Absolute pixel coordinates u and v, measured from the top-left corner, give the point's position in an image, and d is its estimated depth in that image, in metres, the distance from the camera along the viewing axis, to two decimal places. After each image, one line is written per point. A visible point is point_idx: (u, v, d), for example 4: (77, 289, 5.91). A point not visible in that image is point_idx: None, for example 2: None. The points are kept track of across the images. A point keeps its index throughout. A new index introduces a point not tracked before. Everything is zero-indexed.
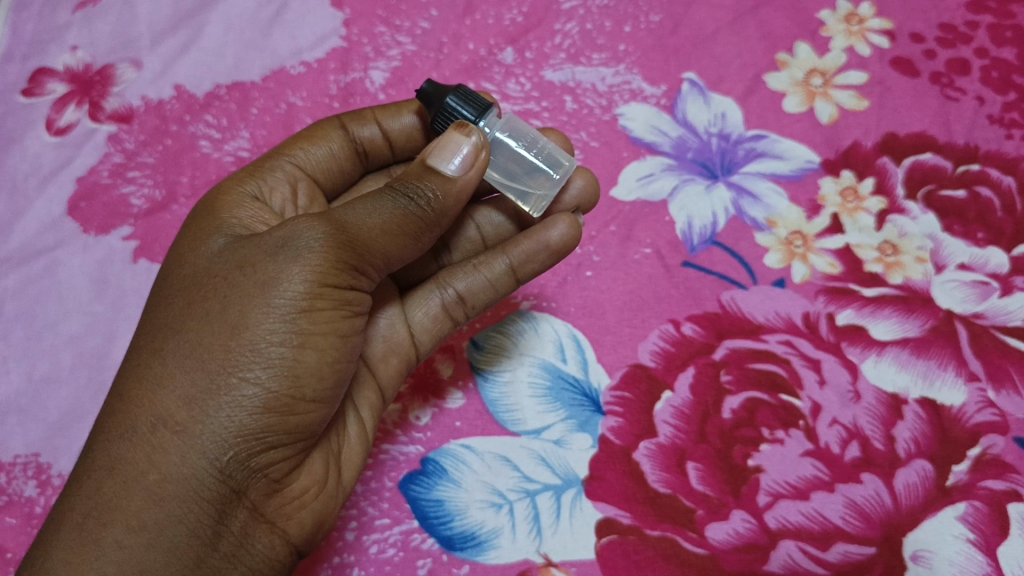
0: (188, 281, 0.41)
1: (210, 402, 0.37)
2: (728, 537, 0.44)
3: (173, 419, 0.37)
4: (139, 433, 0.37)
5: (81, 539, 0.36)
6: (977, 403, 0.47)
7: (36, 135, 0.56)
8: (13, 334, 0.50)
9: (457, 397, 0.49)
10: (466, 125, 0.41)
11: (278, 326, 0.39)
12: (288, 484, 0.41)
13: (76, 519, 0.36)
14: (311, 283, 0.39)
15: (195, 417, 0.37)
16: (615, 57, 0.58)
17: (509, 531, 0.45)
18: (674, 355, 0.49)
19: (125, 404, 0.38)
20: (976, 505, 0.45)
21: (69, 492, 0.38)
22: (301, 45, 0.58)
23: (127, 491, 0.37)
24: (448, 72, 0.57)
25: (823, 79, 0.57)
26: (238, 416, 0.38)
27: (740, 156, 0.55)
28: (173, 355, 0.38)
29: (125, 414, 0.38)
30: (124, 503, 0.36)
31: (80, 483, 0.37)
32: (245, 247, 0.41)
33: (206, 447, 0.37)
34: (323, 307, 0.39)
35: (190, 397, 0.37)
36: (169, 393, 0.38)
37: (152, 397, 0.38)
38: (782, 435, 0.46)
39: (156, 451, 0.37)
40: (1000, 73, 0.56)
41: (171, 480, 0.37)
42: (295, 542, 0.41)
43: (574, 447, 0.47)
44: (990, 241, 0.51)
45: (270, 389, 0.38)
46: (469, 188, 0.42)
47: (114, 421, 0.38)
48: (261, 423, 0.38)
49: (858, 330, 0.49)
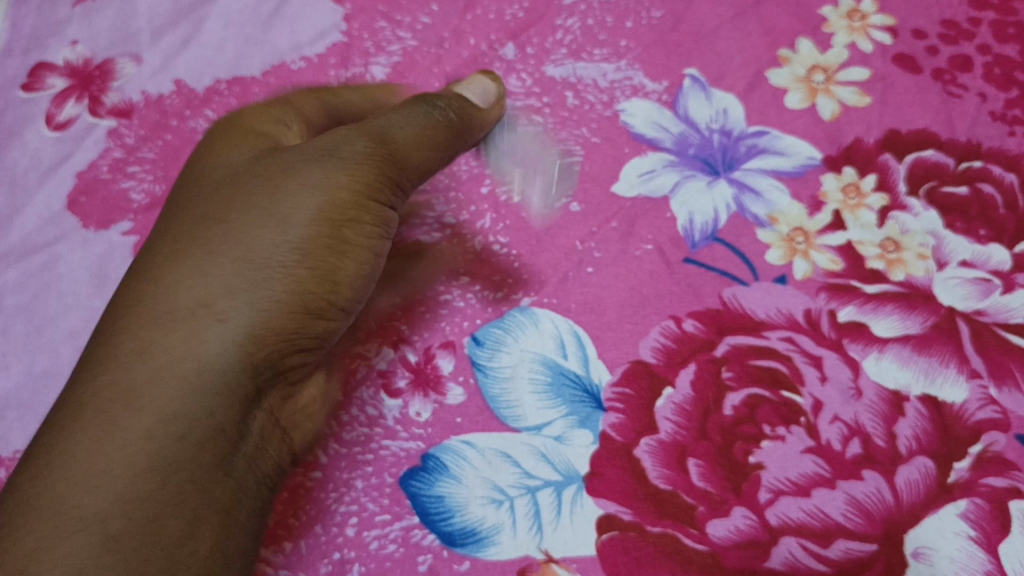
0: (214, 188, 0.46)
1: (246, 282, 0.43)
2: (729, 534, 0.44)
3: (207, 299, 0.42)
4: (178, 317, 0.41)
5: (76, 471, 0.38)
6: (978, 400, 0.47)
7: (36, 130, 0.56)
8: (13, 329, 0.50)
9: (457, 393, 0.48)
10: (491, 74, 0.55)
11: (302, 232, 0.44)
12: (299, 391, 0.46)
13: (98, 402, 0.39)
14: (342, 185, 0.45)
15: (231, 301, 0.42)
16: (616, 52, 0.57)
17: (510, 527, 0.45)
18: (674, 351, 0.49)
19: (153, 290, 0.42)
20: (977, 503, 0.45)
21: (81, 377, 0.40)
22: (302, 40, 0.58)
23: (156, 377, 0.40)
24: (449, 67, 0.57)
25: (825, 75, 0.56)
26: (269, 305, 0.43)
27: (741, 153, 0.54)
28: (219, 240, 0.43)
29: (153, 301, 0.42)
30: (114, 434, 0.39)
31: (89, 382, 0.40)
32: (272, 162, 0.47)
33: (235, 330, 0.42)
34: (354, 215, 0.46)
35: (230, 284, 0.43)
36: (209, 276, 0.42)
37: (188, 284, 0.42)
38: (783, 431, 0.46)
39: (186, 337, 0.41)
40: (1002, 70, 0.56)
41: (195, 372, 0.41)
42: (294, 450, 0.47)
43: (574, 443, 0.47)
44: (992, 238, 0.51)
45: (297, 287, 0.44)
46: (492, 122, 0.54)
47: (140, 308, 0.42)
48: (286, 322, 0.44)
49: (859, 327, 0.49)
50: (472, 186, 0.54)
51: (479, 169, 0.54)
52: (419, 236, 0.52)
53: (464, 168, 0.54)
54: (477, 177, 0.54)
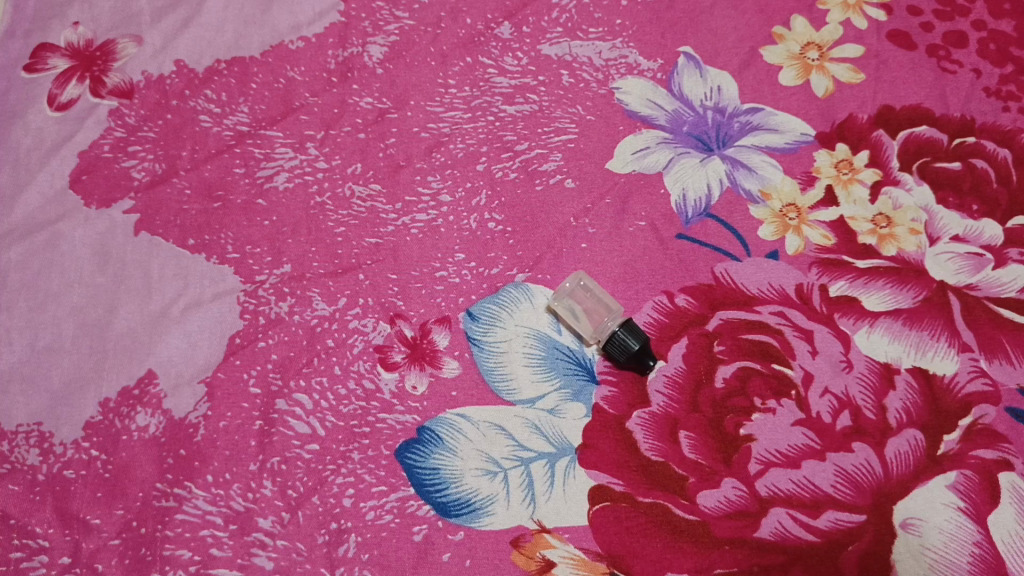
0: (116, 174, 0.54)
1: (138, 257, 0.52)
2: (719, 505, 0.45)
3: (116, 265, 0.52)
4: (76, 276, 0.52)
5: (25, 387, 0.49)
6: (969, 373, 0.47)
7: (39, 110, 0.57)
8: (16, 305, 0.51)
9: (452, 366, 0.49)
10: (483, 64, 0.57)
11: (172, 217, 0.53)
12: (140, 354, 0.50)
13: (12, 343, 0.50)
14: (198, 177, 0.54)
15: (124, 270, 0.52)
16: (611, 31, 0.58)
17: (503, 498, 0.46)
18: (666, 325, 0.49)
19: (64, 258, 0.52)
20: (966, 474, 0.45)
21: (9, 328, 0.51)
22: (300, 20, 0.59)
23: (57, 324, 0.51)
24: (446, 47, 0.58)
25: (819, 53, 0.57)
26: (151, 275, 0.52)
27: (735, 130, 0.55)
28: (100, 223, 0.53)
29: (70, 266, 0.52)
30: (65, 364, 0.50)
31: (18, 330, 0.51)
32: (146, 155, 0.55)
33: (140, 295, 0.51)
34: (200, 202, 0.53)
35: (121, 256, 0.52)
36: (100, 247, 0.53)
37: (109, 252, 0.52)
38: (773, 404, 0.47)
39: (93, 295, 0.51)
40: (997, 45, 0.56)
41: (96, 324, 0.51)
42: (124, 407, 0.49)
43: (567, 415, 0.48)
44: (984, 213, 0.51)
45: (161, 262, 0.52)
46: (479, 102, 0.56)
47: (58, 270, 0.52)
48: (152, 287, 0.51)
49: (850, 301, 0.49)
50: (468, 163, 0.54)
51: (475, 146, 0.54)
52: (416, 214, 0.53)
53: (460, 146, 0.54)
54: (472, 155, 0.54)
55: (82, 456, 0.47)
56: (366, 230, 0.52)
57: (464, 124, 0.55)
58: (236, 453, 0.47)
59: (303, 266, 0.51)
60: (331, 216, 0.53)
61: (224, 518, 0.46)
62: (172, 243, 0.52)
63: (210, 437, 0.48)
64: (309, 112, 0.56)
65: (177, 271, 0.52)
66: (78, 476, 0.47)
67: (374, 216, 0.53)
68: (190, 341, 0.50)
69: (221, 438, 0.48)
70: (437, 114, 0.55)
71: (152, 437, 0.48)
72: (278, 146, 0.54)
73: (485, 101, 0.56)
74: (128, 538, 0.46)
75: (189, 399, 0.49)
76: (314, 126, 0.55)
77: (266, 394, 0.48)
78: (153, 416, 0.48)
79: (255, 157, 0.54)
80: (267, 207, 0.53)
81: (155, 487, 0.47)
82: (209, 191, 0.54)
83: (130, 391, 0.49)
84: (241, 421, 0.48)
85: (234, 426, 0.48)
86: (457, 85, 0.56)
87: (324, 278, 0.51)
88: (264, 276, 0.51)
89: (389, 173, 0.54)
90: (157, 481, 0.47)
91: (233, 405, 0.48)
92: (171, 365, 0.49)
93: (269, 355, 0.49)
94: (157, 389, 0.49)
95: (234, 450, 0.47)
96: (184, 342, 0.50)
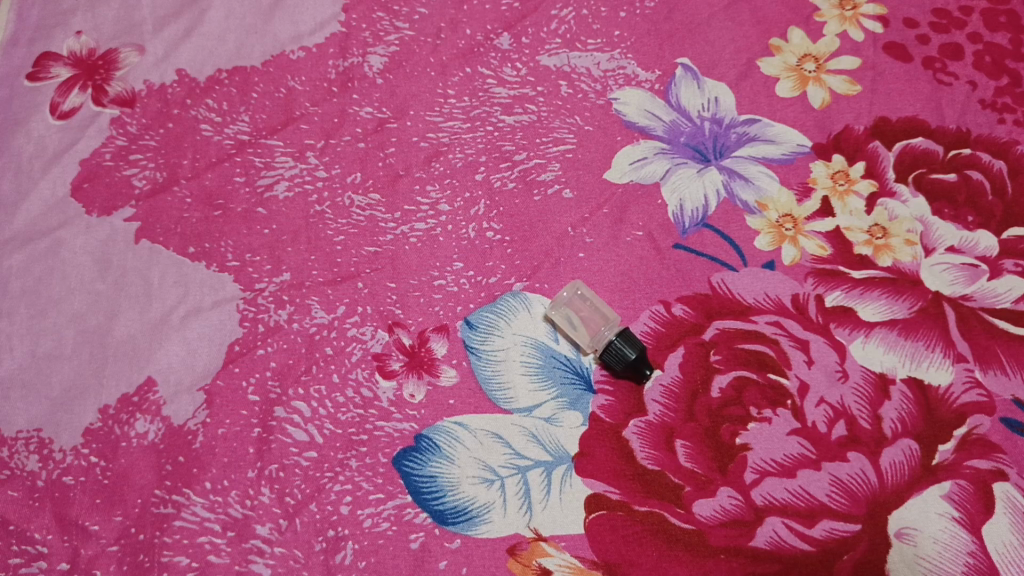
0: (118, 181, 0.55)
1: (138, 265, 0.53)
2: (715, 514, 0.45)
3: (116, 272, 0.52)
4: (77, 283, 0.52)
5: (24, 393, 0.49)
6: (963, 383, 0.48)
7: (41, 118, 0.57)
8: (17, 312, 0.52)
9: (450, 375, 0.49)
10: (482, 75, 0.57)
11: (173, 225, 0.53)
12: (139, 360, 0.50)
13: (13, 349, 0.51)
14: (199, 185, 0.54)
15: (124, 277, 0.52)
16: (610, 42, 0.58)
17: (500, 506, 0.46)
18: (663, 335, 0.49)
19: (65, 265, 0.53)
20: (961, 484, 0.45)
21: (9, 336, 0.51)
22: (301, 31, 0.59)
23: (57, 330, 0.51)
24: (445, 57, 0.58)
25: (816, 64, 0.57)
26: (150, 281, 0.52)
27: (732, 140, 0.55)
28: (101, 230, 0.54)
29: (71, 273, 0.52)
30: (65, 370, 0.50)
31: (19, 337, 0.51)
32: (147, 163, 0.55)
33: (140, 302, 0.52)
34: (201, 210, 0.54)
35: (121, 263, 0.53)
36: (101, 254, 0.53)
37: (109, 259, 0.53)
38: (769, 414, 0.47)
39: (93, 302, 0.52)
40: (993, 58, 0.56)
41: (96, 331, 0.51)
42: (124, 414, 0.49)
43: (563, 424, 0.48)
44: (979, 225, 0.52)
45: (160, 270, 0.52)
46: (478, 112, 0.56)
47: (60, 277, 0.52)
48: (151, 294, 0.52)
49: (846, 311, 0.50)
50: (467, 172, 0.54)
51: (474, 156, 0.55)
52: (415, 223, 0.53)
53: (459, 156, 0.55)
54: (471, 164, 0.55)
55: (82, 462, 0.48)
56: (365, 239, 0.53)
57: (464, 134, 0.56)
58: (235, 460, 0.47)
59: (302, 274, 0.52)
60: (330, 224, 0.53)
61: (223, 524, 0.46)
62: (172, 251, 0.53)
63: (209, 444, 0.48)
64: (309, 121, 0.56)
65: (177, 278, 0.52)
66: (77, 482, 0.47)
67: (373, 225, 0.53)
68: (189, 348, 0.50)
69: (219, 445, 0.48)
70: (437, 123, 0.56)
71: (151, 444, 0.48)
72: (278, 155, 0.55)
73: (484, 112, 0.56)
74: (126, 545, 0.46)
75: (188, 406, 0.49)
76: (315, 136, 0.55)
77: (265, 401, 0.49)
78: (152, 422, 0.49)
79: (255, 166, 0.55)
80: (267, 216, 0.53)
81: (154, 493, 0.47)
82: (210, 200, 0.54)
83: (129, 398, 0.49)
84: (240, 429, 0.48)
85: (232, 433, 0.48)
86: (457, 96, 0.57)
87: (323, 286, 0.51)
88: (264, 284, 0.51)
89: (388, 182, 0.54)
90: (156, 487, 0.47)
91: (232, 412, 0.49)
92: (170, 372, 0.50)
93: (269, 363, 0.50)
94: (157, 396, 0.49)
95: (233, 457, 0.47)
96: (183, 349, 0.50)
